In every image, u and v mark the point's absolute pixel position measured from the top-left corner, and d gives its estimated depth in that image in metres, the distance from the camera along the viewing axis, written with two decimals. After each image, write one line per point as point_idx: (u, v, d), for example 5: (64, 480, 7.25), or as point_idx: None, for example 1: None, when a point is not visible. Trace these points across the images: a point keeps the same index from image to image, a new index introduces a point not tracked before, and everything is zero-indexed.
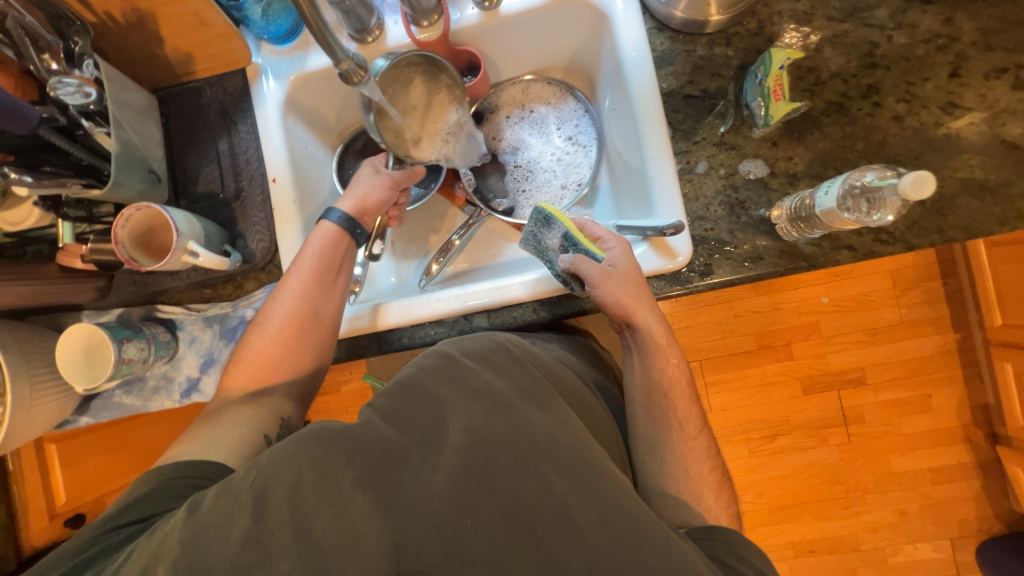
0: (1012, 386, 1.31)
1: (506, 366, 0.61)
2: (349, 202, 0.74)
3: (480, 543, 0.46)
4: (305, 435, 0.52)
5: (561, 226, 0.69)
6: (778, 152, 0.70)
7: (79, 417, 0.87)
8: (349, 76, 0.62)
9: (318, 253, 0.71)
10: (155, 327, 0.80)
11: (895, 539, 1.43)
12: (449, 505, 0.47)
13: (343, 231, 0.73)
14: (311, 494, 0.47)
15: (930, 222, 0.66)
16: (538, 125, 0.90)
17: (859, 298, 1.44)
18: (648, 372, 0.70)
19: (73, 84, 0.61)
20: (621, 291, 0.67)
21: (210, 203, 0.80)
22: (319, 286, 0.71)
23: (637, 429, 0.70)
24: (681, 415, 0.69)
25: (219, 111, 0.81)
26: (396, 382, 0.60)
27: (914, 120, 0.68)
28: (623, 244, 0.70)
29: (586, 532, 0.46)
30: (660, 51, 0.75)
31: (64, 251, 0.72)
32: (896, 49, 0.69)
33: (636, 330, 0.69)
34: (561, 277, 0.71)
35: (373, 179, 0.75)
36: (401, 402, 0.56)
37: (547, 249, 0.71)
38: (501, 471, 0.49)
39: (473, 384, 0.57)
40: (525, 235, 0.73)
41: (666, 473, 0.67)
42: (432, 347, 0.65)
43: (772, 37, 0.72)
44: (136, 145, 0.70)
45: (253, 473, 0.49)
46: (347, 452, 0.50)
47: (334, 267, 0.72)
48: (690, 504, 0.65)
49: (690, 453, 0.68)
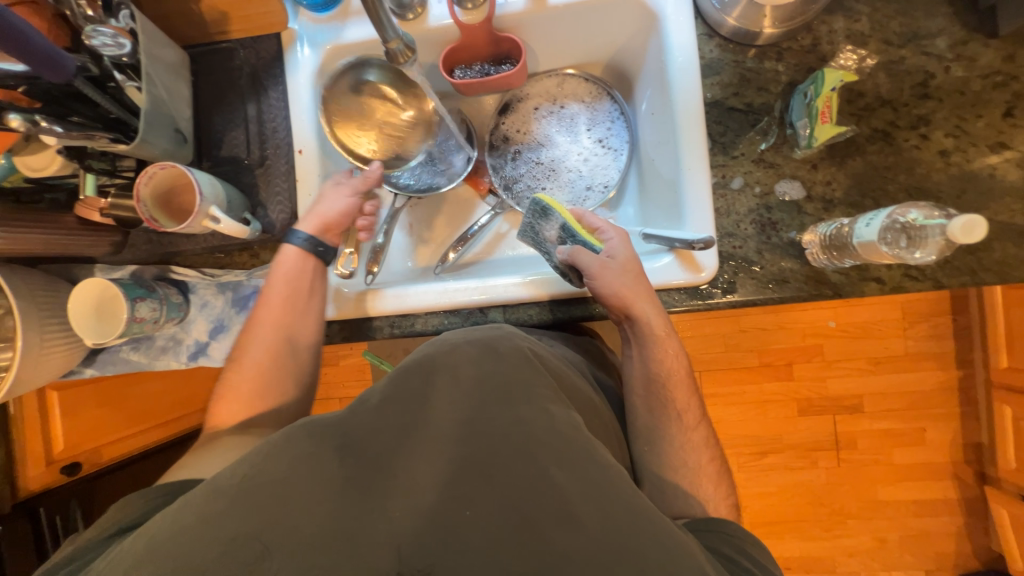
0: (1008, 429, 1.32)
1: (507, 358, 0.59)
2: (313, 223, 0.74)
3: (479, 534, 0.45)
4: (294, 429, 0.53)
5: (559, 217, 0.69)
6: (817, 175, 0.69)
7: (84, 369, 0.87)
8: (396, 56, 0.62)
9: (285, 282, 0.71)
10: (168, 288, 0.79)
11: (872, 565, 1.45)
12: (447, 500, 0.47)
13: (307, 252, 0.73)
14: (303, 488, 0.48)
15: (963, 261, 0.64)
16: (568, 122, 0.88)
17: (868, 326, 1.43)
18: (647, 364, 0.69)
19: (109, 34, 0.60)
20: (619, 282, 0.66)
21: (233, 168, 0.78)
22: (291, 312, 0.71)
23: (638, 420, 0.70)
24: (681, 406, 0.69)
25: (250, 74, 0.79)
26: (402, 366, 0.59)
27: (960, 157, 0.66)
28: (622, 234, 0.70)
29: (587, 525, 0.45)
30: (707, 59, 0.73)
31: (84, 203, 0.71)
32: (951, 81, 0.67)
33: (634, 322, 0.67)
34: (558, 268, 0.71)
35: (336, 197, 0.74)
36: (397, 389, 0.56)
37: (545, 239, 0.72)
38: (498, 461, 0.49)
39: (465, 376, 0.56)
40: (524, 226, 0.75)
41: (666, 463, 0.68)
42: (439, 336, 0.63)
43: (826, 56, 0.70)
44: (165, 102, 0.69)
45: (241, 467, 0.50)
46: (339, 447, 0.51)
47: (304, 291, 0.72)
48: (690, 493, 0.66)
49: (689, 444, 0.68)
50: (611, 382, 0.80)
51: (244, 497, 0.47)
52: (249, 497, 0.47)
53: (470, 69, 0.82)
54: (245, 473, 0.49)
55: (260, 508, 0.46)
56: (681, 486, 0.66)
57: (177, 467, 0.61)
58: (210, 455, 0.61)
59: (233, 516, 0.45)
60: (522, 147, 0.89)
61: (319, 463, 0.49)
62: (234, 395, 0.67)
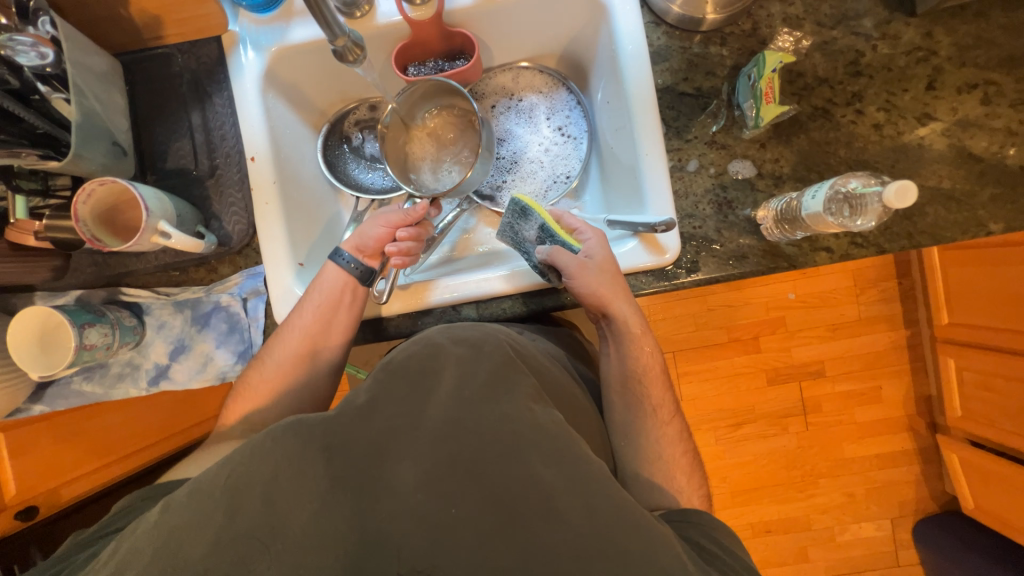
0: (953, 379, 1.42)
1: (494, 355, 0.58)
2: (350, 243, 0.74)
3: (469, 528, 0.46)
4: (281, 428, 0.50)
5: (537, 218, 0.70)
6: (765, 153, 0.72)
7: (33, 405, 0.81)
8: (344, 54, 0.61)
9: (322, 297, 0.70)
10: (120, 311, 0.75)
11: (843, 519, 1.54)
12: (433, 496, 0.47)
13: (354, 279, 0.73)
14: (290, 489, 0.47)
15: (900, 227, 0.69)
16: (526, 115, 0.89)
17: (824, 295, 1.52)
18: (623, 361, 0.71)
19: (27, 42, 0.56)
20: (597, 282, 0.67)
21: (181, 180, 0.75)
22: (321, 323, 0.70)
23: (614, 416, 0.72)
24: (655, 402, 0.71)
25: (192, 81, 0.76)
26: (384, 365, 0.57)
27: (892, 129, 0.71)
28: (599, 235, 0.71)
29: (571, 519, 0.46)
30: (656, 46, 0.75)
31: (15, 227, 0.65)
32: (880, 58, 0.71)
33: (611, 321, 0.70)
34: (538, 268, 0.71)
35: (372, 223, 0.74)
36: (386, 390, 0.54)
37: (525, 239, 0.72)
38: (481, 460, 0.49)
39: (452, 376, 0.55)
40: (502, 226, 0.74)
41: (642, 455, 0.69)
42: (421, 334, 0.62)
43: (766, 39, 0.73)
44: (99, 114, 0.65)
45: (226, 470, 0.48)
46: (326, 448, 0.49)
47: (335, 306, 0.71)
48: (664, 486, 0.67)
49: (664, 438, 0.70)
50: (590, 373, 0.82)
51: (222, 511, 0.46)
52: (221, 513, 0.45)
53: (423, 66, 0.81)
54: (229, 475, 0.48)
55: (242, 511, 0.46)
56: (659, 465, 0.68)
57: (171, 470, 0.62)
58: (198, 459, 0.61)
59: (210, 538, 0.45)
60: None
61: (305, 466, 0.48)
62: (253, 394, 0.69)
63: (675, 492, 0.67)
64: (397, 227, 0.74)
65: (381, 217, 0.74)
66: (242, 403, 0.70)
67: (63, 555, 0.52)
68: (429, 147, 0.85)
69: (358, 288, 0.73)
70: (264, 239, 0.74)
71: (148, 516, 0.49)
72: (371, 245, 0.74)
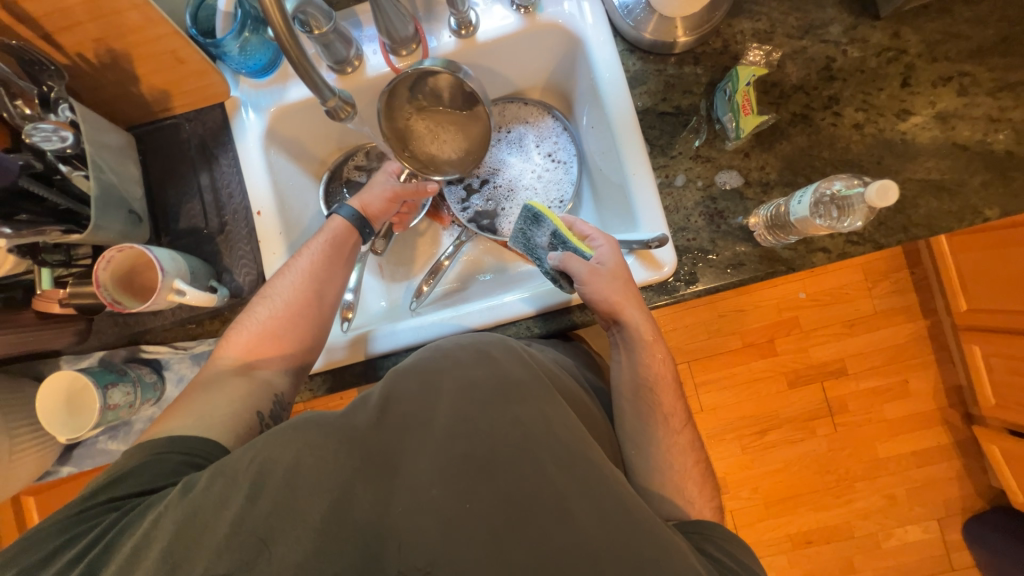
0: (981, 367, 1.38)
1: (503, 360, 0.58)
2: (355, 204, 0.78)
3: (481, 541, 0.45)
4: (303, 421, 0.53)
5: (550, 224, 0.70)
6: (750, 162, 0.74)
7: (61, 467, 0.84)
8: (336, 113, 0.63)
9: (328, 244, 0.74)
10: (140, 368, 0.78)
11: (886, 523, 1.47)
12: (449, 492, 0.47)
13: (353, 227, 0.77)
14: (309, 476, 0.48)
15: (895, 222, 0.70)
16: (517, 144, 0.93)
17: (835, 291, 1.50)
18: (635, 369, 0.71)
19: (48, 128, 0.60)
20: (608, 289, 0.67)
21: (193, 239, 0.78)
22: (328, 269, 0.73)
23: (625, 427, 0.71)
24: (668, 410, 0.70)
25: (199, 145, 0.80)
26: (401, 367, 0.59)
27: (873, 127, 0.72)
28: (611, 241, 0.71)
29: (589, 532, 0.45)
30: (632, 71, 0.78)
31: (41, 297, 0.69)
32: (851, 62, 0.73)
33: (623, 327, 0.70)
34: (551, 274, 0.72)
35: (380, 187, 0.80)
36: (398, 388, 0.56)
37: (538, 245, 0.73)
38: (488, 469, 0.48)
39: (457, 377, 0.56)
40: (515, 232, 0.75)
41: (654, 467, 0.68)
42: (432, 342, 0.63)
43: (737, 55, 0.76)
44: (115, 185, 0.69)
45: (251, 454, 0.51)
46: (346, 439, 0.50)
47: (343, 255, 0.75)
48: (678, 498, 0.67)
49: (677, 447, 0.69)
50: (603, 387, 0.82)
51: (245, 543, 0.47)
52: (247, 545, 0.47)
53: None
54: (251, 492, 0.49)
55: (255, 546, 0.46)
56: (678, 485, 0.67)
57: (172, 418, 0.62)
58: (202, 418, 0.61)
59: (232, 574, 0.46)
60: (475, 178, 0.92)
61: (322, 459, 0.49)
62: (256, 330, 0.69)
63: (687, 503, 0.67)
64: (402, 195, 0.80)
65: (383, 186, 0.79)
66: (246, 338, 0.69)
67: (83, 514, 0.52)
68: (441, 132, 0.81)
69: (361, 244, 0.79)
70: None
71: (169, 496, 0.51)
72: (376, 209, 0.79)
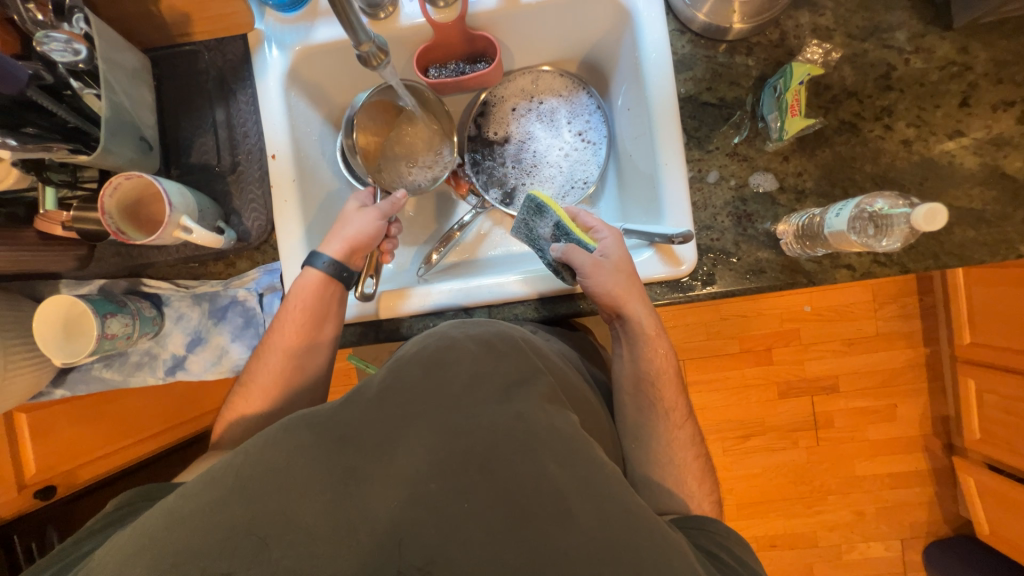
0: (972, 401, 1.39)
1: (509, 356, 0.57)
2: (337, 244, 0.72)
3: (474, 535, 0.45)
4: (295, 421, 0.52)
5: (553, 215, 0.69)
6: (788, 166, 0.71)
7: (54, 389, 0.83)
8: (367, 59, 0.61)
9: (301, 306, 0.70)
10: (140, 301, 0.76)
11: (851, 537, 1.51)
12: (446, 484, 0.47)
13: (329, 276, 0.71)
14: (304, 472, 0.48)
15: (927, 246, 0.67)
16: (548, 118, 0.89)
17: (842, 309, 1.48)
18: (636, 362, 0.70)
19: (61, 40, 0.57)
20: (612, 281, 0.66)
21: (203, 174, 0.76)
22: (305, 335, 0.71)
23: (626, 419, 0.71)
24: (668, 404, 0.70)
25: (217, 78, 0.77)
26: (396, 359, 0.57)
27: (922, 146, 0.69)
28: (616, 234, 0.71)
29: (583, 524, 0.46)
30: (680, 54, 0.74)
31: (44, 217, 0.67)
32: (912, 73, 0.69)
33: (625, 321, 0.69)
34: (552, 265, 0.71)
35: (360, 217, 0.73)
36: (398, 378, 0.54)
37: (539, 237, 0.72)
38: (487, 464, 0.49)
39: (465, 371, 0.55)
40: (516, 224, 0.74)
41: (653, 459, 0.69)
42: (432, 329, 0.62)
43: (794, 50, 0.72)
44: (128, 109, 0.66)
45: (241, 459, 0.49)
46: (338, 439, 0.50)
47: (320, 316, 0.71)
48: (674, 490, 0.68)
49: (676, 441, 0.70)
50: (602, 375, 0.82)
51: (241, 491, 0.47)
52: (243, 494, 0.47)
53: (444, 68, 0.80)
54: (246, 460, 0.49)
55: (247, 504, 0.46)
56: (666, 482, 0.68)
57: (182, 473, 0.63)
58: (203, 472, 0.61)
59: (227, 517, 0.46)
60: (501, 148, 0.90)
61: (317, 456, 0.48)
62: (249, 394, 0.71)
63: (687, 497, 0.68)
64: (388, 217, 0.75)
65: (365, 216, 0.74)
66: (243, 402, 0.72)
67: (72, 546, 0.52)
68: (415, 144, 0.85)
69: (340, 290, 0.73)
70: (282, 235, 0.76)
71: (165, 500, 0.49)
72: (362, 241, 0.73)
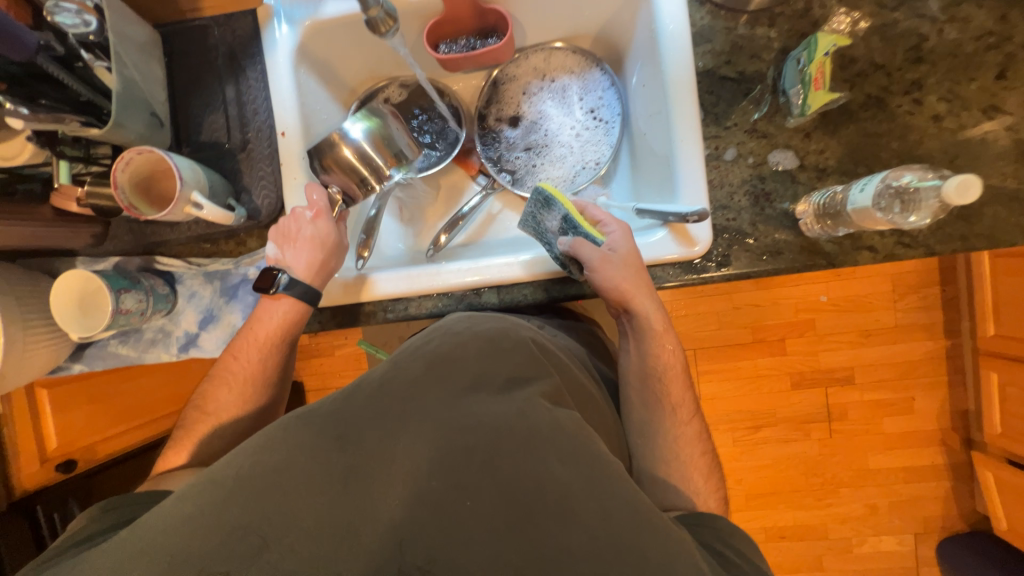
0: (994, 394, 1.34)
1: (512, 352, 0.59)
2: (308, 270, 0.71)
3: (479, 527, 0.45)
4: (295, 420, 0.52)
5: (562, 208, 0.68)
6: (810, 144, 0.68)
7: (72, 364, 0.85)
8: (376, 24, 0.60)
9: (269, 323, 0.71)
10: (154, 279, 0.77)
11: (862, 530, 1.49)
12: (451, 468, 0.48)
13: (300, 302, 0.71)
14: (302, 473, 0.47)
15: (955, 227, 0.65)
16: (560, 96, 0.87)
17: (857, 299, 1.45)
18: (643, 359, 0.70)
19: (72, 9, 0.57)
20: (620, 276, 0.65)
21: (214, 152, 0.76)
22: (275, 356, 0.72)
23: (633, 414, 0.71)
24: (675, 400, 0.69)
25: (227, 54, 0.76)
26: (394, 359, 0.59)
27: (954, 121, 0.66)
28: (624, 228, 0.69)
29: (586, 519, 0.45)
30: (699, 26, 0.71)
31: (59, 192, 0.68)
32: (945, 44, 0.66)
33: (633, 316, 0.68)
34: (559, 259, 0.69)
35: (337, 246, 0.73)
36: (404, 368, 0.56)
37: (546, 230, 0.71)
38: (492, 456, 0.48)
39: (471, 369, 0.56)
40: (525, 215, 0.73)
41: (659, 456, 0.68)
42: (441, 322, 0.65)
43: (819, 21, 0.68)
44: (138, 84, 0.66)
45: (239, 462, 0.49)
46: (337, 437, 0.50)
47: (289, 335, 0.72)
48: (681, 487, 0.66)
49: (682, 438, 0.68)
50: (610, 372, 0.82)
51: (239, 489, 0.47)
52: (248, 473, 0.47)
53: (455, 44, 0.79)
54: (243, 461, 0.49)
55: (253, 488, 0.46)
56: (673, 471, 0.67)
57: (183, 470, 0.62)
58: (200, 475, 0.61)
59: (233, 497, 0.46)
60: (512, 126, 0.88)
61: (316, 457, 0.48)
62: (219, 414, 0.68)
63: (692, 493, 0.66)
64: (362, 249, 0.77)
65: (337, 245, 0.73)
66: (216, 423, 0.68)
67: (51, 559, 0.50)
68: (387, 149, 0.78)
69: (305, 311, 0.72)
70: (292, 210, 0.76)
71: (162, 504, 0.48)
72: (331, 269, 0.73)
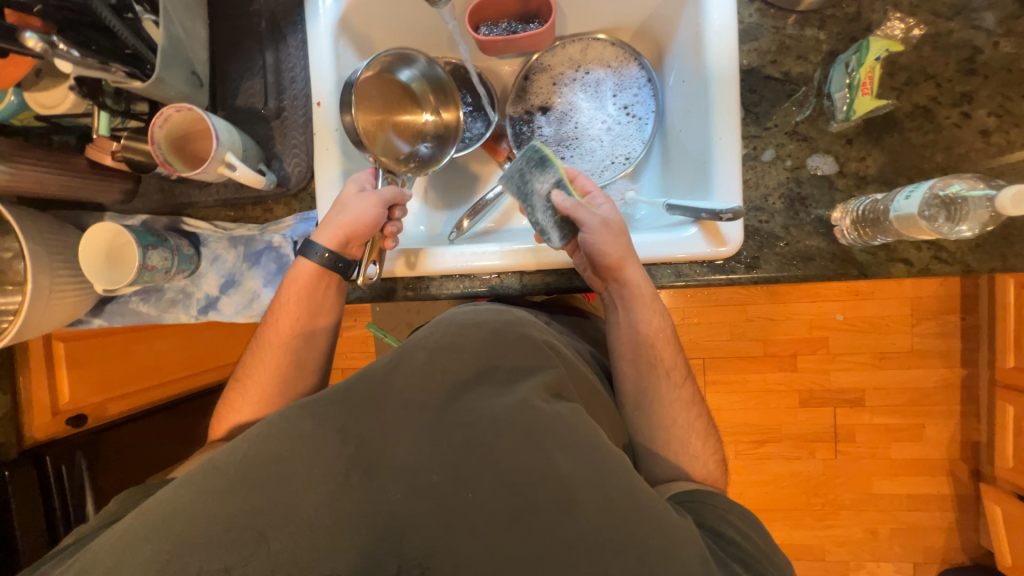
0: (1008, 427, 1.31)
1: (518, 344, 0.55)
2: (334, 230, 0.70)
3: (481, 516, 0.45)
4: (297, 409, 0.51)
5: (556, 171, 0.67)
6: (851, 150, 0.67)
7: (92, 319, 0.86)
8: None
9: (295, 298, 0.71)
10: (180, 238, 0.78)
11: (861, 555, 1.47)
12: (463, 448, 0.48)
13: (323, 268, 0.71)
14: (305, 465, 0.47)
15: (994, 247, 0.63)
16: (592, 89, 0.86)
17: (875, 321, 1.42)
18: (634, 326, 0.69)
19: None
20: (614, 242, 0.65)
21: (248, 117, 0.76)
22: (301, 332, 0.71)
23: (626, 385, 0.69)
24: (667, 364, 0.69)
25: (269, 20, 0.76)
26: (395, 352, 0.55)
27: (1002, 138, 0.64)
28: (609, 201, 0.70)
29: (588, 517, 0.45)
30: (746, 23, 0.70)
31: (95, 145, 0.69)
32: (999, 57, 0.64)
33: (623, 284, 0.67)
34: (542, 222, 0.66)
35: (360, 202, 0.69)
36: (405, 360, 0.53)
37: (534, 191, 0.67)
38: (500, 445, 0.48)
39: (471, 365, 0.53)
40: (509, 170, 0.68)
41: (660, 437, 0.67)
42: (445, 313, 0.60)
43: (871, 25, 0.67)
44: (182, 42, 0.67)
45: (242, 450, 0.48)
46: (339, 429, 0.49)
47: (313, 309, 0.72)
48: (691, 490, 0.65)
49: (677, 401, 0.68)
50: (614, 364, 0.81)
51: (243, 476, 0.46)
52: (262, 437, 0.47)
53: (496, 27, 0.79)
54: (247, 449, 0.48)
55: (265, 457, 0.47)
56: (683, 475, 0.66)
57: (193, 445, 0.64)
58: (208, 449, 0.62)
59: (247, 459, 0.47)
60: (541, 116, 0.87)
61: (319, 445, 0.48)
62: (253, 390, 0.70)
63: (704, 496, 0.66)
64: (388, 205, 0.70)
65: (360, 200, 0.69)
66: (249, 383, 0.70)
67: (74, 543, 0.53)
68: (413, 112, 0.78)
69: (338, 280, 0.73)
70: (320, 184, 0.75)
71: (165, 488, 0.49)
72: (359, 228, 0.70)
